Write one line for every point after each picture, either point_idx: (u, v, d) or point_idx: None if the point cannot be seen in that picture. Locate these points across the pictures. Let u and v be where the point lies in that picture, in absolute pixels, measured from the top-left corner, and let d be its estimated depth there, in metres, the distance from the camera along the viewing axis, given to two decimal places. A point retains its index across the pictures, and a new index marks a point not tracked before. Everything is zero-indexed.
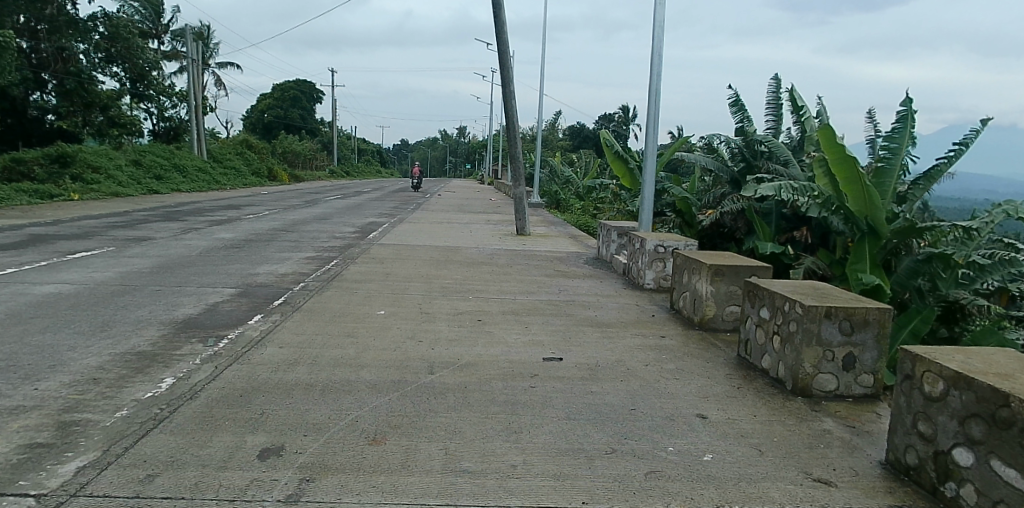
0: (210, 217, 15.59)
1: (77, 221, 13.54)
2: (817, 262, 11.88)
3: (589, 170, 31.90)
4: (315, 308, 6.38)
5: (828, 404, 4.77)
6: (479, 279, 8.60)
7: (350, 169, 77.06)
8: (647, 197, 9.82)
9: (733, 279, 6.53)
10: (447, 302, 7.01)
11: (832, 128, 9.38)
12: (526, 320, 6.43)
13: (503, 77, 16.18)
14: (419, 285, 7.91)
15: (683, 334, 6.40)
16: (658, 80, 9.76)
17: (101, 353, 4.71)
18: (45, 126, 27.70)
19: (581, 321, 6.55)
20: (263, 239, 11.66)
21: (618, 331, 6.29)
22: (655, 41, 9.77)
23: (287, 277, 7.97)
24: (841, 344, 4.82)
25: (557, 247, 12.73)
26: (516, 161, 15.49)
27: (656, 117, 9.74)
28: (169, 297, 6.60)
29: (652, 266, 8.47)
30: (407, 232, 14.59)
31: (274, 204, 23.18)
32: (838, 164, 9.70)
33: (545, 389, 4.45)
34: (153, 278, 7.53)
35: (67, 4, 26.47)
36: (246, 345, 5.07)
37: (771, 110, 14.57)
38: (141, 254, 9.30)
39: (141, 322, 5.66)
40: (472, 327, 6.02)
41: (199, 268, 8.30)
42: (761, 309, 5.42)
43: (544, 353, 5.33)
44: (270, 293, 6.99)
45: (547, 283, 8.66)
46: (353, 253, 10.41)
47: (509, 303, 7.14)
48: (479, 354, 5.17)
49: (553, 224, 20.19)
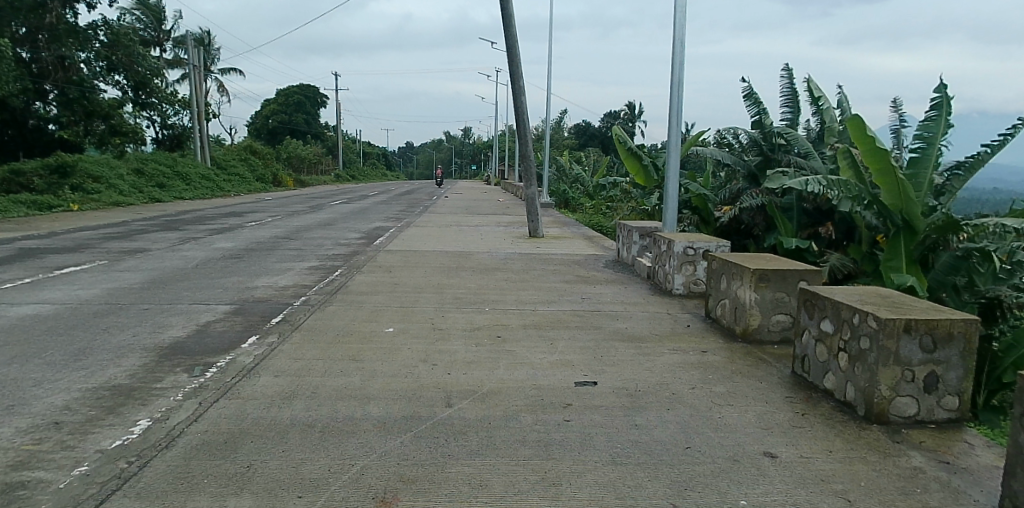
0: (210, 225, 15.09)
1: (74, 233, 13.06)
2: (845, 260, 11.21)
3: (598, 169, 31.12)
4: (317, 326, 5.76)
5: (909, 432, 4.09)
6: (494, 287, 7.98)
7: (356, 173, 76.78)
8: (670, 195, 9.12)
9: (779, 285, 5.90)
10: (461, 316, 6.38)
11: (862, 117, 8.74)
12: (550, 336, 5.78)
13: (512, 74, 15.57)
14: (430, 297, 7.26)
15: (725, 348, 5.74)
16: (681, 71, 9.08)
17: (70, 389, 4.10)
18: (46, 136, 27.53)
19: (611, 336, 5.89)
20: (264, 249, 11.07)
21: (654, 346, 5.63)
22: (678, 29, 9.09)
23: (287, 290, 7.35)
24: (922, 362, 4.15)
25: (572, 249, 12.10)
26: (527, 161, 14.83)
27: (679, 111, 9.06)
28: (158, 316, 6.01)
29: (681, 271, 7.80)
30: (415, 237, 13.96)
31: (278, 210, 22.70)
32: (869, 156, 9.01)
33: (582, 424, 3.80)
34: (142, 295, 6.96)
35: (67, 13, 25.92)
36: (237, 375, 4.45)
37: (788, 102, 13.85)
38: (133, 268, 8.74)
39: (124, 346, 5.08)
40: (491, 345, 5.38)
41: (193, 283, 7.71)
42: (821, 321, 4.76)
43: (574, 376, 4.68)
44: (268, 309, 6.38)
45: (568, 291, 8.00)
46: (359, 262, 9.82)
47: (531, 315, 6.50)
48: (502, 379, 4.53)
49: (565, 224, 19.56)
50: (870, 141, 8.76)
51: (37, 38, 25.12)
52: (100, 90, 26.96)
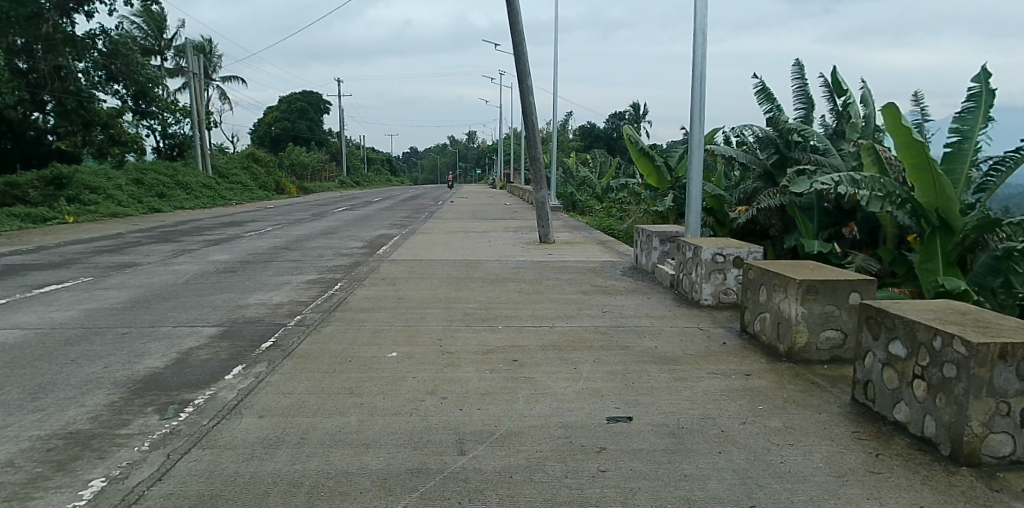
0: (207, 236, 14.54)
1: (63, 247, 12.52)
2: (870, 261, 10.61)
3: (606, 170, 30.50)
4: (311, 352, 5.14)
5: (1007, 477, 3.41)
6: (507, 301, 7.36)
7: (360, 179, 76.39)
8: (692, 198, 8.49)
9: (829, 298, 5.26)
10: (472, 335, 5.76)
11: (898, 106, 8.03)
12: (573, 358, 5.14)
13: (519, 74, 15.00)
14: (437, 314, 6.62)
15: (770, 370, 5.11)
16: (703, 65, 8.44)
17: (18, 439, 3.51)
18: (44, 147, 27.17)
19: (641, 357, 5.25)
20: (261, 261, 10.48)
21: (691, 369, 5.00)
22: (699, 19, 8.46)
23: (281, 309, 6.74)
24: (1019, 393, 3.47)
25: (587, 256, 11.46)
26: (536, 165, 14.20)
27: (701, 108, 8.43)
28: (136, 342, 5.42)
29: (709, 280, 7.15)
30: (420, 245, 13.35)
31: (279, 219, 22.18)
32: (904, 149, 8.28)
33: (622, 475, 3.16)
34: (123, 316, 6.38)
35: (64, 22, 25.43)
36: (216, 416, 3.85)
37: (805, 97, 13.16)
38: (118, 286, 8.17)
39: (91, 380, 4.47)
40: (506, 371, 4.75)
41: (181, 301, 7.13)
42: (890, 343, 4.12)
43: (605, 410, 4.05)
44: (258, 332, 5.78)
45: (586, 303, 7.36)
46: (360, 274, 9.20)
47: (549, 334, 5.87)
48: (522, 416, 3.91)
49: (576, 229, 18.91)
50: (907, 130, 8.03)
51: (33, 48, 24.64)
52: (99, 99, 26.58)
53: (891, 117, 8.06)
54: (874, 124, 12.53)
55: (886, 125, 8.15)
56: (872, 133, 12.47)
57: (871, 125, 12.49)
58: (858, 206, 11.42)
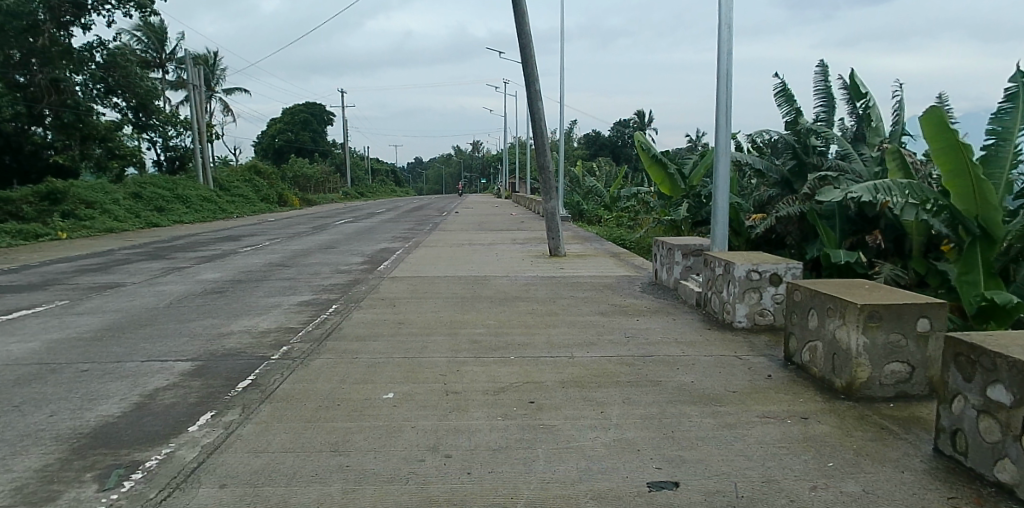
0: (200, 253, 13.90)
1: (46, 266, 11.89)
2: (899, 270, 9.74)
3: (614, 179, 29.85)
4: (296, 392, 4.45)
5: None
6: (518, 325, 6.64)
7: (365, 190, 76.05)
8: (720, 207, 7.75)
9: (894, 325, 4.52)
10: (481, 370, 5.03)
11: (941, 109, 7.01)
12: (598, 399, 4.40)
13: (527, 80, 14.39)
14: (441, 342, 5.88)
15: (829, 412, 4.36)
16: (729, 64, 7.75)
17: None
18: (42, 161, 26.15)
19: (677, 396, 4.50)
20: (253, 279, 9.82)
21: (739, 411, 4.27)
22: (725, 13, 7.78)
23: (267, 338, 6.04)
24: None
25: (600, 270, 10.73)
26: (545, 173, 13.52)
27: (727, 109, 7.73)
28: (95, 383, 4.72)
29: (743, 300, 6.41)
30: (422, 260, 12.65)
31: (279, 232, 21.57)
32: (941, 154, 7.18)
33: None
34: (89, 349, 5.70)
35: (61, 34, 24.89)
36: (164, 488, 3.10)
37: (825, 101, 12.41)
38: (91, 311, 7.49)
39: (30, 435, 3.77)
40: (522, 418, 4.02)
41: (157, 329, 6.45)
42: (989, 386, 3.30)
43: (645, 472, 3.32)
44: (238, 368, 5.08)
45: (606, 327, 6.63)
46: (358, 294, 8.50)
47: (568, 367, 5.13)
48: (542, 481, 3.17)
49: (587, 240, 18.19)
50: (951, 135, 6.99)
51: (29, 62, 24.21)
52: (98, 112, 26.23)
53: (931, 121, 7.03)
54: (899, 129, 11.69)
55: (925, 130, 7.11)
56: (898, 136, 11.68)
57: (897, 128, 11.71)
58: (882, 212, 10.48)
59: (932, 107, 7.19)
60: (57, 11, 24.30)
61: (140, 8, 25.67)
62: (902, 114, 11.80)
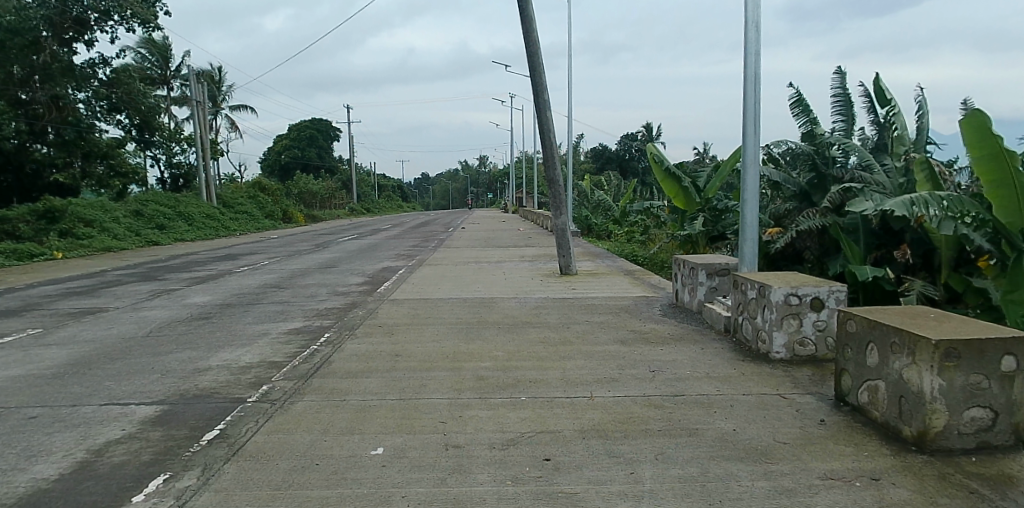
0: (194, 273, 13.31)
1: (31, 289, 11.34)
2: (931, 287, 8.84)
3: (623, 192, 29.24)
4: (269, 448, 3.77)
5: None
6: (528, 357, 5.96)
7: (371, 206, 75.85)
8: (748, 224, 7.05)
9: (973, 364, 3.81)
10: (489, 415, 4.37)
11: (983, 111, 6.17)
12: (626, 456, 3.69)
13: (535, 91, 13.83)
14: (444, 379, 5.22)
15: (903, 471, 3.61)
16: (757, 66, 7.11)
17: None
18: (44, 180, 25.89)
19: (720, 450, 3.81)
20: (244, 304, 9.18)
21: (797, 472, 3.52)
22: (750, 13, 7.17)
23: (246, 375, 5.36)
24: None
25: (614, 290, 10.03)
26: (555, 188, 12.89)
27: (755, 116, 7.09)
28: (38, 435, 4.06)
29: (782, 328, 5.71)
30: (425, 280, 11.99)
31: (280, 250, 21.07)
32: (984, 164, 6.25)
33: None
34: (45, 389, 5.05)
35: (64, 51, 24.64)
36: None
37: (846, 109, 11.71)
38: (62, 341, 6.87)
39: None
40: (535, 482, 3.33)
41: (128, 364, 5.81)
42: None
43: None
44: (210, 414, 4.43)
45: (629, 358, 5.94)
46: (355, 319, 7.86)
47: (588, 411, 4.44)
48: None
49: (600, 257, 17.49)
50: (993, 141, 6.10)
51: (31, 79, 24.01)
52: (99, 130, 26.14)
53: (971, 126, 6.13)
54: (924, 137, 10.95)
55: (965, 134, 6.22)
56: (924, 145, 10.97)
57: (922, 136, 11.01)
58: (909, 225, 9.60)
59: (970, 111, 6.35)
60: (59, 28, 24.05)
61: (143, 24, 25.34)
62: (927, 122, 11.10)
